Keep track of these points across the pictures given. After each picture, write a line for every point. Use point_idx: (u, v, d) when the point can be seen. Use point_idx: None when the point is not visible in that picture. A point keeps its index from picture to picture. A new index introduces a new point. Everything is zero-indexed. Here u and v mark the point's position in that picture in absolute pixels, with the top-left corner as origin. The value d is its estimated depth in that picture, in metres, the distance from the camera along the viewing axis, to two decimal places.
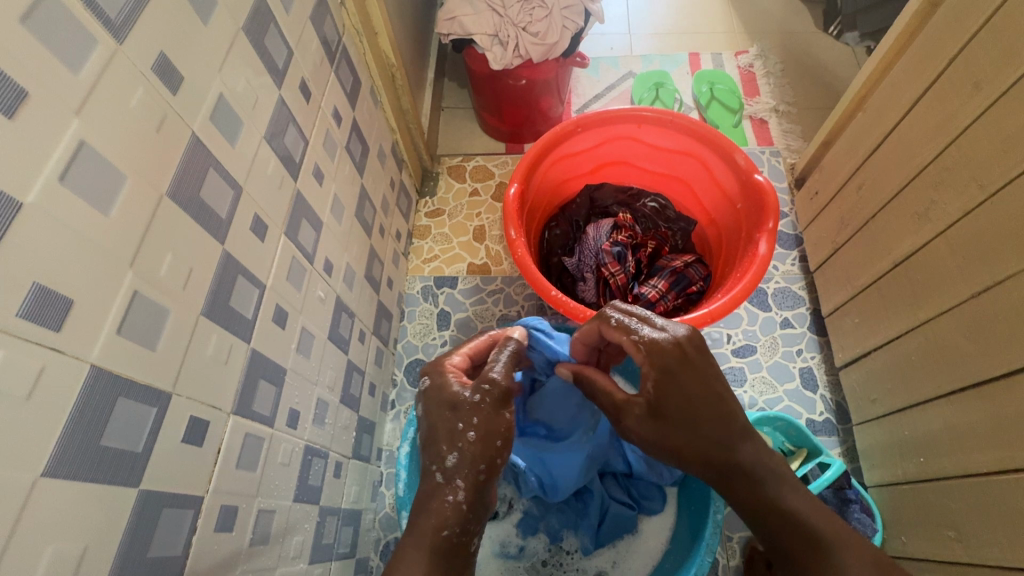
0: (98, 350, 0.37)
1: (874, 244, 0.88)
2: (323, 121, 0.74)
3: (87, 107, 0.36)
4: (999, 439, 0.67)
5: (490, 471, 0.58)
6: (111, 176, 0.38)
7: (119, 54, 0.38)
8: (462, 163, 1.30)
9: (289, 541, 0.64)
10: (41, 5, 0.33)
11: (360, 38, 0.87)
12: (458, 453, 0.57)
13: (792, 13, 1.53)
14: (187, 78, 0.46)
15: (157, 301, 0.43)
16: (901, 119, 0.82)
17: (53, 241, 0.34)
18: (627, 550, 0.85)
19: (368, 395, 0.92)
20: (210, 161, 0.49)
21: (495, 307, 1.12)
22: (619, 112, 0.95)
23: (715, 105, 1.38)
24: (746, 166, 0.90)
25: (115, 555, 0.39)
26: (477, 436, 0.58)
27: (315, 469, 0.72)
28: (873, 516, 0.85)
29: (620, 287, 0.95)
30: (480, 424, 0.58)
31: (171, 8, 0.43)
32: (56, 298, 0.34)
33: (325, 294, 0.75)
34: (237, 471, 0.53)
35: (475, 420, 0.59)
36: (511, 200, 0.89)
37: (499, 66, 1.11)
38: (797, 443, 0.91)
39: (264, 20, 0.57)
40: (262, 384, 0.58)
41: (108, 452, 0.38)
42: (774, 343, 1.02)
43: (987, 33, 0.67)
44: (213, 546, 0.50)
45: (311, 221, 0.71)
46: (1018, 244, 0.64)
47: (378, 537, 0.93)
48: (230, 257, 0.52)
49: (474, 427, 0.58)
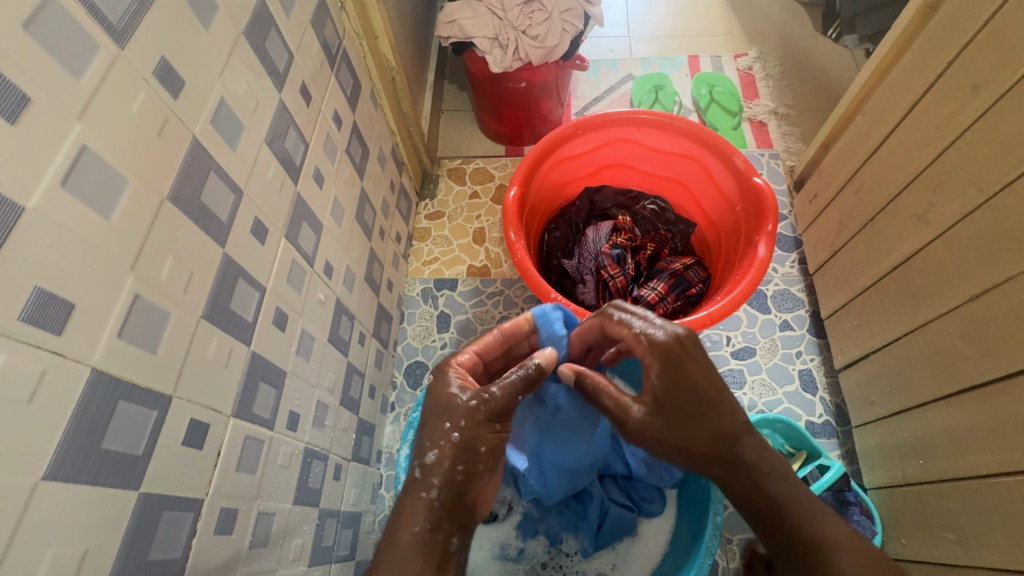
0: (99, 354, 0.37)
1: (873, 247, 0.88)
2: (323, 125, 0.74)
3: (89, 112, 0.37)
4: (998, 441, 0.67)
5: (468, 474, 0.58)
6: (112, 181, 0.38)
7: (120, 59, 0.39)
8: (462, 166, 1.31)
9: (289, 543, 0.64)
10: (43, 11, 0.33)
11: (360, 42, 0.87)
12: (439, 452, 0.57)
13: (791, 16, 1.53)
14: (188, 82, 0.46)
15: (158, 305, 0.43)
16: (900, 122, 0.83)
17: (54, 245, 0.34)
18: (626, 552, 0.85)
19: (368, 397, 0.93)
20: (210, 164, 0.49)
21: (494, 309, 1.12)
22: (618, 115, 0.96)
23: (715, 107, 1.39)
24: (745, 169, 0.90)
25: (116, 558, 0.39)
26: (460, 438, 0.58)
27: (315, 471, 0.72)
28: (873, 519, 0.85)
29: (619, 290, 0.94)
30: (465, 428, 0.58)
31: (172, 12, 0.43)
32: (58, 302, 0.35)
33: (325, 297, 0.75)
34: (237, 474, 0.53)
35: (462, 423, 0.58)
36: (511, 202, 0.89)
37: (499, 69, 1.11)
38: (796, 445, 0.91)
39: (264, 24, 0.57)
40: (262, 387, 0.58)
41: (108, 455, 0.38)
42: (773, 345, 1.03)
43: (985, 36, 0.67)
44: (214, 548, 0.50)
45: (312, 224, 0.71)
46: (1016, 248, 0.64)
47: (377, 540, 0.93)
48: (230, 261, 0.52)
49: (460, 429, 0.58)
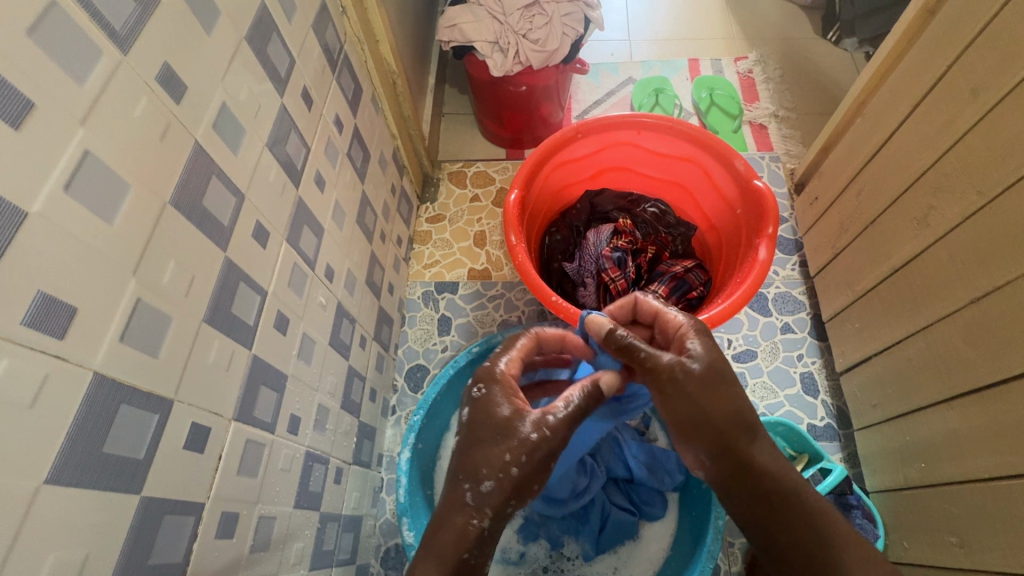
0: (101, 357, 0.38)
1: (875, 249, 0.88)
2: (325, 129, 0.74)
3: (92, 118, 0.37)
4: (1001, 444, 0.67)
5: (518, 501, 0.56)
6: (115, 186, 0.39)
7: (123, 64, 0.39)
8: (463, 169, 1.31)
9: (290, 547, 0.64)
10: (47, 18, 0.33)
11: (361, 46, 0.87)
12: (495, 482, 0.55)
13: (790, 19, 1.54)
14: (190, 87, 0.46)
15: (160, 308, 0.43)
16: (900, 125, 0.83)
17: (56, 248, 0.34)
18: (627, 556, 0.84)
19: (369, 401, 0.92)
20: (212, 168, 0.50)
21: (495, 312, 1.12)
22: (618, 118, 0.96)
23: (715, 110, 1.39)
24: (745, 171, 0.90)
25: (117, 562, 0.39)
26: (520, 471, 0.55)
27: (316, 474, 0.72)
28: (874, 522, 0.84)
29: (620, 293, 0.94)
30: (525, 463, 0.55)
31: (175, 17, 0.44)
32: (59, 306, 0.35)
33: (326, 300, 0.75)
34: (238, 477, 0.53)
35: (522, 458, 0.55)
36: (512, 205, 0.89)
37: (499, 73, 1.12)
38: (798, 449, 0.91)
39: (266, 29, 0.58)
40: (263, 391, 0.58)
41: (111, 459, 0.39)
42: (774, 348, 1.03)
43: (985, 39, 0.68)
44: (215, 552, 0.50)
45: (313, 227, 0.71)
46: (1019, 248, 0.64)
47: (378, 544, 0.93)
48: (232, 265, 0.52)
49: (519, 464, 0.55)
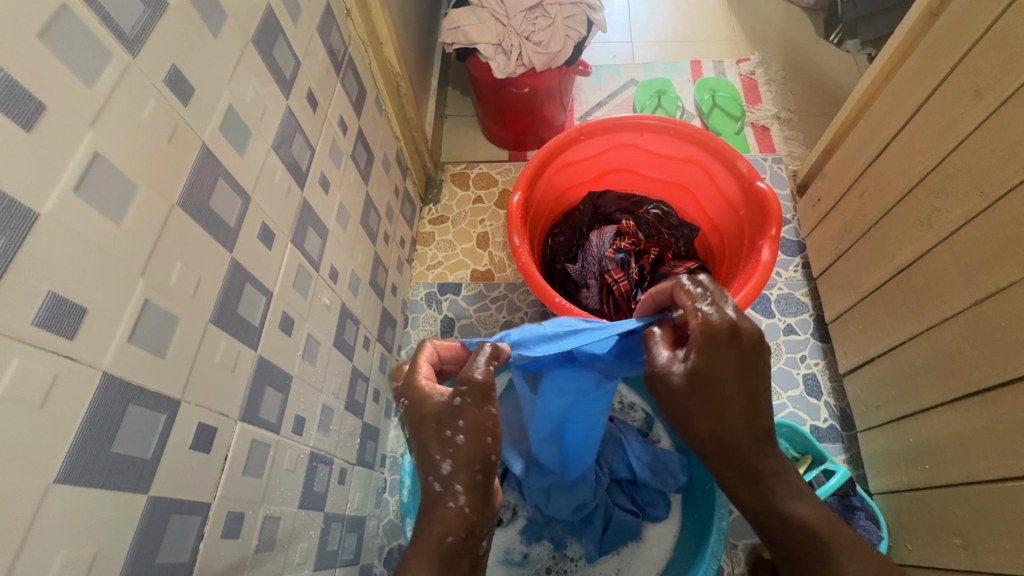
0: (110, 357, 0.38)
1: (878, 251, 0.88)
2: (329, 130, 0.75)
3: (101, 120, 0.37)
4: (1004, 446, 0.67)
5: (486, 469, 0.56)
6: (123, 187, 0.39)
7: (132, 66, 0.39)
8: (466, 171, 1.31)
9: (295, 548, 0.64)
10: (58, 21, 0.34)
11: (365, 49, 0.88)
12: (451, 459, 0.55)
13: (792, 21, 1.54)
14: (197, 89, 0.46)
15: (168, 309, 0.43)
16: (903, 127, 0.83)
17: (65, 250, 0.35)
18: (631, 557, 0.84)
19: (373, 401, 0.93)
20: (219, 169, 0.50)
21: (498, 313, 1.12)
22: (621, 120, 0.96)
23: (717, 112, 1.40)
24: (748, 173, 0.91)
25: (124, 562, 0.39)
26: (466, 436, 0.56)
27: (320, 475, 0.72)
28: (879, 524, 0.84)
29: (623, 294, 0.94)
30: (467, 426, 0.55)
31: (183, 20, 0.44)
32: (69, 307, 0.35)
33: (330, 301, 0.75)
34: (244, 477, 0.54)
35: (461, 424, 0.56)
36: (515, 207, 0.89)
37: (502, 75, 1.12)
38: (802, 450, 0.91)
39: (272, 31, 0.58)
40: (268, 391, 0.58)
41: (119, 459, 0.39)
42: (777, 349, 1.03)
43: (989, 40, 0.68)
44: (221, 552, 0.50)
45: (317, 229, 0.72)
46: (1023, 249, 0.64)
47: (381, 544, 0.93)
48: (238, 266, 0.53)
49: (462, 430, 0.55)
